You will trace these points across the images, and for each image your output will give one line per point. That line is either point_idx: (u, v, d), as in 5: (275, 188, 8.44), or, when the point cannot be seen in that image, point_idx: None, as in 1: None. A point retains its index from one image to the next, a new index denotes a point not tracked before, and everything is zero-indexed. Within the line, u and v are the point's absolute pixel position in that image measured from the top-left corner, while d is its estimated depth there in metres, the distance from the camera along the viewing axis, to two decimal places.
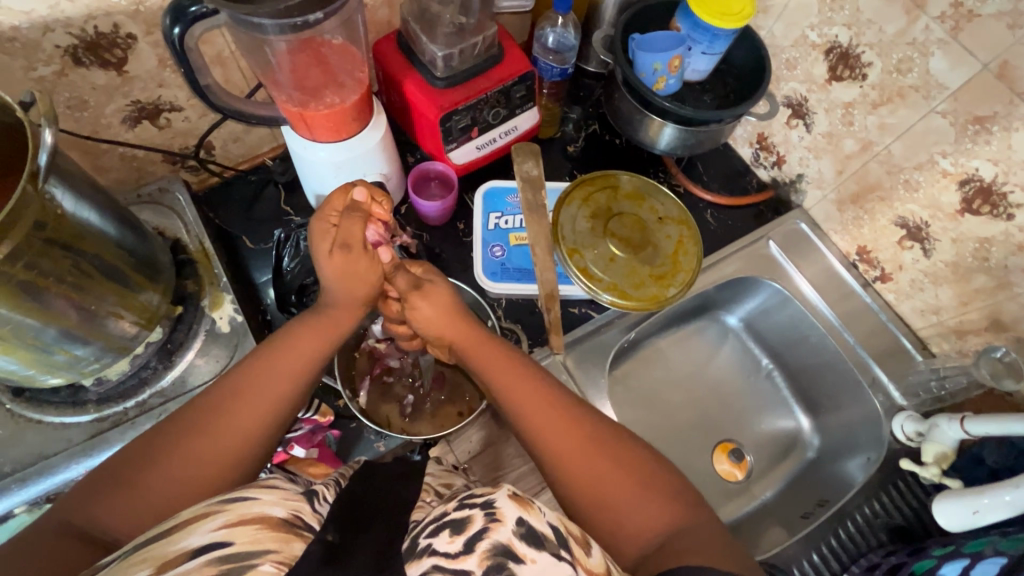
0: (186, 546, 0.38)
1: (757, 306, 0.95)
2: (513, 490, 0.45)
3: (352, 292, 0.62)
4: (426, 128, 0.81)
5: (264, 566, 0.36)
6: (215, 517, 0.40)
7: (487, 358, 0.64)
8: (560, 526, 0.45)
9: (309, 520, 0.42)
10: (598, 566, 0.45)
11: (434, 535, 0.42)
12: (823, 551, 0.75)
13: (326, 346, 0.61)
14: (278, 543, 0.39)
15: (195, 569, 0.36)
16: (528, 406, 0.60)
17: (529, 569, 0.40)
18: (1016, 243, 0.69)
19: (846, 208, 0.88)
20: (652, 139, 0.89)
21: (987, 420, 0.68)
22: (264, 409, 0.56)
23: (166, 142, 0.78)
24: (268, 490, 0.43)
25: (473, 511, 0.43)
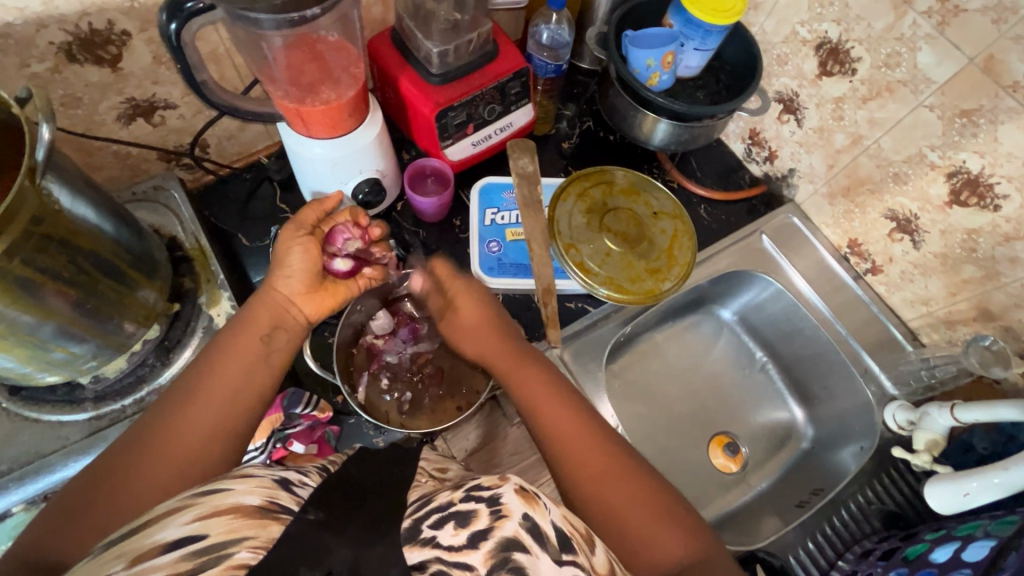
0: (158, 539, 0.38)
1: (751, 300, 0.97)
2: (520, 484, 0.44)
3: (272, 286, 0.66)
4: (422, 125, 0.81)
5: (241, 553, 0.37)
6: (189, 510, 0.40)
7: (522, 376, 0.68)
8: (564, 526, 0.44)
9: (286, 503, 0.43)
10: (603, 565, 0.45)
11: (437, 526, 0.42)
12: (817, 539, 0.76)
13: (244, 360, 0.60)
14: (254, 530, 0.39)
15: (171, 564, 0.36)
16: (560, 426, 0.62)
17: (536, 566, 0.40)
18: (1003, 234, 0.71)
19: (837, 201, 0.89)
20: (645, 135, 0.90)
21: (976, 408, 0.69)
22: (222, 408, 0.56)
23: (160, 140, 0.78)
24: (241, 479, 0.44)
25: (479, 506, 0.43)
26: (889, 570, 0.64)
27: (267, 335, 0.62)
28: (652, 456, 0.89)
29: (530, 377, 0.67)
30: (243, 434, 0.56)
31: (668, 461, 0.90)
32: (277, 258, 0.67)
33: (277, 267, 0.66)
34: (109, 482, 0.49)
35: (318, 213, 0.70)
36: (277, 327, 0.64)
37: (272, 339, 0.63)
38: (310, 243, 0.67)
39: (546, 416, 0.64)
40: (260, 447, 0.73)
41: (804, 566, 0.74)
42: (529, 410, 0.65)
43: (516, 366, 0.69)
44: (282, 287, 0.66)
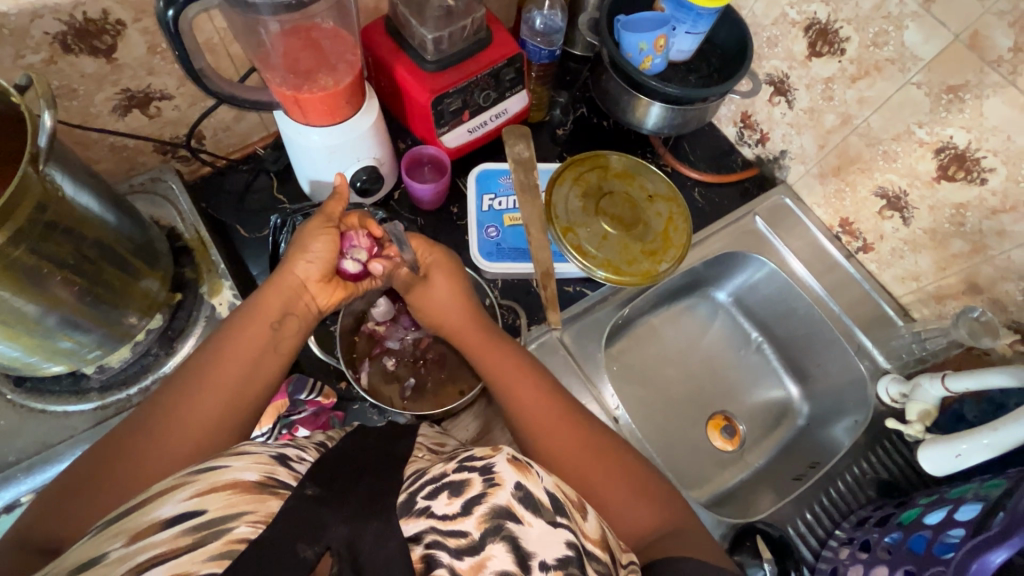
0: (156, 516, 0.39)
1: (745, 281, 0.98)
2: (512, 455, 0.46)
3: (290, 269, 0.64)
4: (419, 113, 0.82)
5: (241, 528, 0.38)
6: (185, 488, 0.41)
7: (502, 365, 0.67)
8: (557, 493, 0.46)
9: (285, 478, 0.44)
10: (594, 531, 0.47)
11: (432, 497, 0.43)
12: (815, 510, 0.78)
13: (254, 346, 0.60)
14: (253, 505, 0.40)
15: (170, 540, 0.37)
16: (534, 409, 0.63)
17: (527, 532, 0.42)
18: (990, 207, 0.72)
19: (828, 181, 0.91)
20: (639, 119, 0.91)
21: (966, 376, 0.71)
22: (223, 393, 0.56)
23: (156, 132, 0.78)
24: (238, 456, 0.44)
25: (472, 475, 0.44)
26: (884, 535, 0.66)
27: (278, 322, 0.62)
28: (650, 436, 0.91)
29: (499, 359, 0.68)
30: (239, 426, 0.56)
31: (667, 440, 0.91)
32: (298, 242, 0.66)
33: (297, 250, 0.65)
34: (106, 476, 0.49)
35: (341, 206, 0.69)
36: (288, 313, 0.63)
37: (280, 327, 0.62)
38: (336, 237, 0.66)
39: (527, 405, 0.64)
40: (266, 433, 0.73)
41: (803, 538, 0.76)
42: (501, 394, 0.66)
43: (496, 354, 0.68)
44: (299, 272, 0.65)
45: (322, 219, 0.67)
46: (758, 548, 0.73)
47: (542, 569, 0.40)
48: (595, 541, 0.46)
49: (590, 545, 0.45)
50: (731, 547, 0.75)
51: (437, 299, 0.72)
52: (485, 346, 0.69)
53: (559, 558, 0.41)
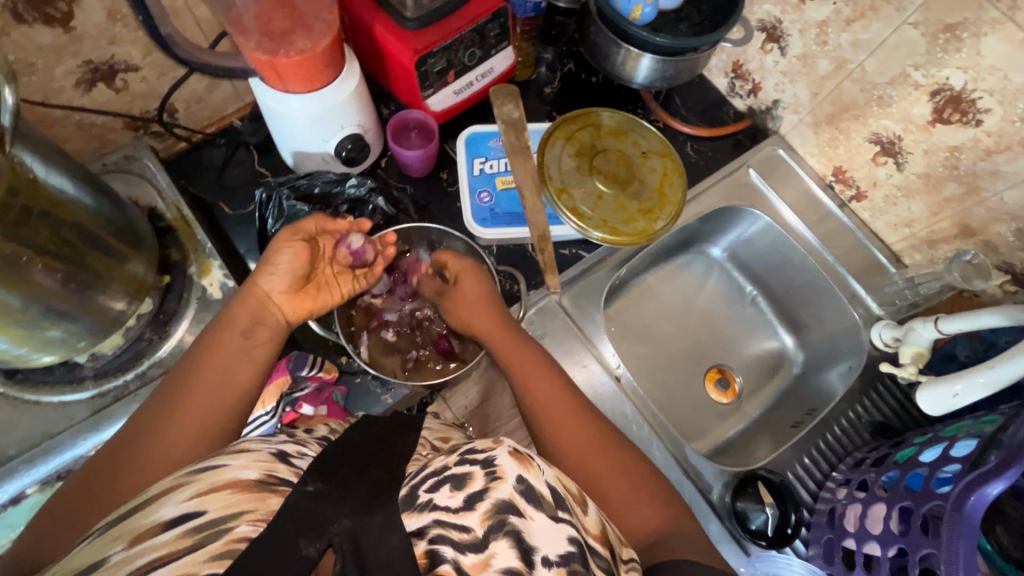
0: (158, 518, 0.39)
1: (739, 236, 0.98)
2: (513, 447, 0.46)
3: (255, 282, 0.62)
4: (402, 75, 0.78)
5: (242, 527, 0.38)
6: (187, 487, 0.41)
7: (517, 359, 0.68)
8: (558, 486, 0.46)
9: (285, 475, 0.44)
10: (594, 525, 0.47)
11: (434, 489, 0.43)
12: (812, 455, 0.80)
13: (229, 358, 0.58)
14: (254, 503, 0.40)
15: (169, 543, 0.38)
16: (549, 403, 0.64)
17: (530, 525, 0.41)
18: (984, 148, 0.72)
19: (821, 129, 0.89)
20: (629, 73, 0.88)
21: (958, 318, 0.72)
22: (206, 410, 0.54)
23: (125, 106, 0.74)
24: (237, 454, 0.44)
25: (473, 468, 0.44)
26: (882, 474, 0.68)
27: (250, 330, 0.60)
28: (649, 393, 0.92)
29: (525, 353, 0.68)
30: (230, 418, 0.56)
31: (666, 395, 0.93)
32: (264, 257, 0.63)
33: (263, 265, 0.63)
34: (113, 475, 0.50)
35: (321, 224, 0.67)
36: (259, 323, 0.61)
37: (251, 336, 0.60)
38: (302, 249, 0.63)
39: (538, 397, 0.64)
40: (270, 412, 0.72)
41: (802, 481, 0.79)
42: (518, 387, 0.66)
43: (514, 348, 0.69)
44: (265, 285, 0.62)
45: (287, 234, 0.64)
46: (760, 494, 0.75)
47: (545, 565, 0.40)
48: (596, 536, 0.46)
49: (593, 540, 0.45)
50: (734, 494, 0.77)
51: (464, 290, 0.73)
52: (502, 338, 0.70)
53: (561, 554, 0.41)
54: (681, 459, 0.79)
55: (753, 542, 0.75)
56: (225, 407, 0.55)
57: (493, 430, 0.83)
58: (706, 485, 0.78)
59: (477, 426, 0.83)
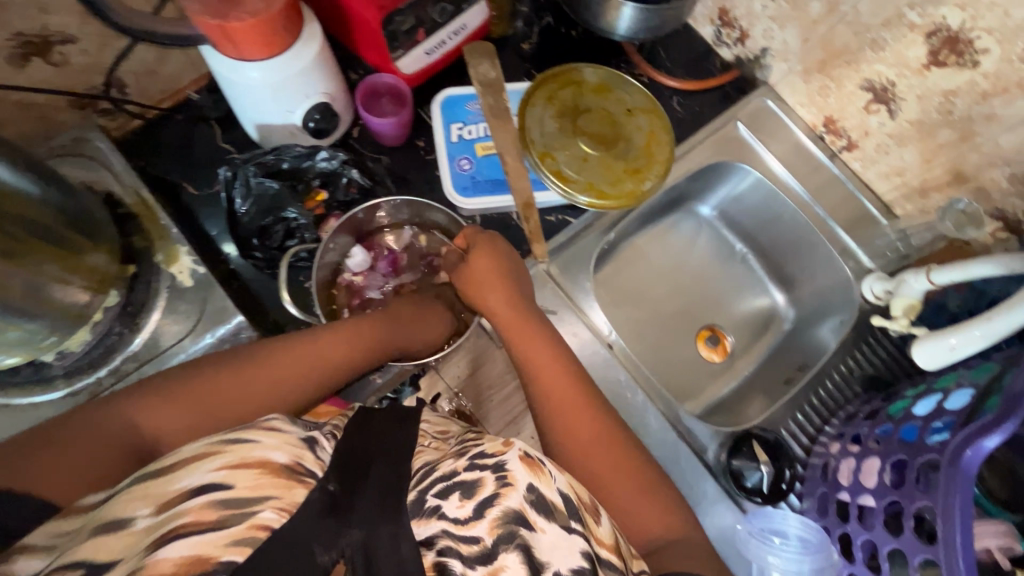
0: (183, 486, 0.38)
1: (728, 193, 0.96)
2: (525, 451, 0.44)
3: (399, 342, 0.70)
4: (368, 35, 0.73)
5: (265, 513, 0.37)
6: (214, 458, 0.39)
7: (527, 346, 0.66)
8: (571, 495, 0.45)
9: (312, 466, 0.41)
10: (608, 535, 0.46)
11: (443, 496, 0.42)
12: (805, 410, 0.81)
13: (335, 368, 0.62)
14: (280, 490, 0.38)
15: (196, 510, 0.36)
16: (561, 395, 0.63)
17: (540, 538, 0.40)
18: (980, 92, 0.69)
19: (812, 78, 0.86)
20: (611, 25, 0.83)
21: (951, 269, 0.71)
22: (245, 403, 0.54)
23: (68, 83, 0.68)
24: (270, 432, 0.42)
25: (484, 473, 0.43)
26: (876, 427, 0.68)
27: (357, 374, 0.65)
28: (642, 356, 0.92)
29: (538, 342, 0.67)
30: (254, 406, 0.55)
31: (658, 359, 0.92)
32: (416, 316, 0.73)
33: (412, 321, 0.72)
34: (100, 429, 0.47)
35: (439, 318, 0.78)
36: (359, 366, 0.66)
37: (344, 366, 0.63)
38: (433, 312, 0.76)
39: (543, 385, 0.64)
40: None
41: (795, 437, 0.80)
42: (530, 377, 0.65)
43: (526, 337, 0.67)
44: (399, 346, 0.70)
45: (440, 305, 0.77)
46: (755, 452, 0.76)
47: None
48: (609, 547, 0.45)
49: (604, 551, 0.44)
50: (729, 453, 0.77)
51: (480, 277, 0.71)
52: (515, 325, 0.68)
53: (572, 568, 0.40)
54: (675, 421, 0.80)
55: (748, 498, 0.75)
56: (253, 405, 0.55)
57: (486, 396, 0.82)
58: (700, 446, 0.79)
59: (471, 397, 0.81)
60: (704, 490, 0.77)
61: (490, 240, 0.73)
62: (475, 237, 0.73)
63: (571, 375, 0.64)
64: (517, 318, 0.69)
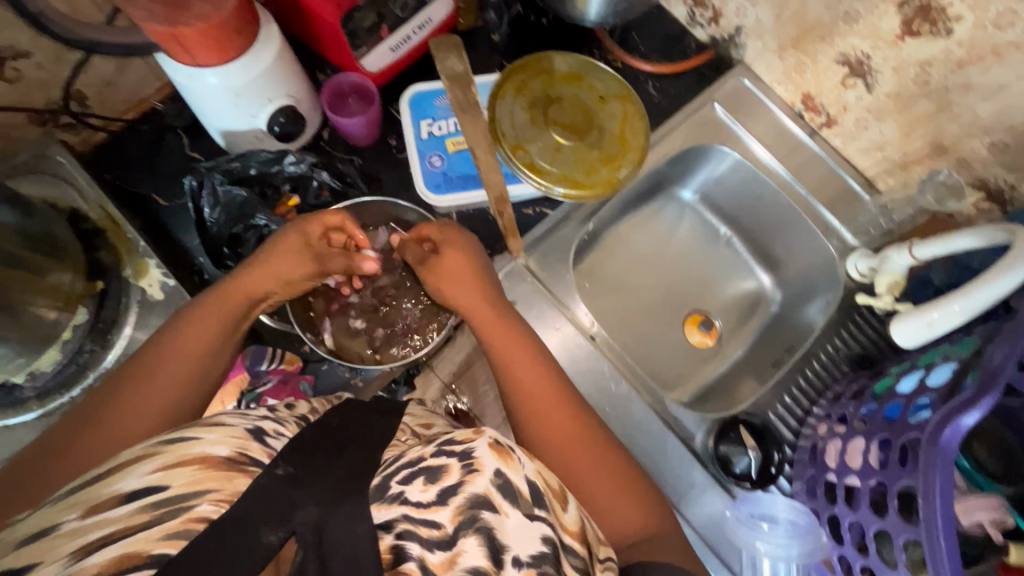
0: (118, 489, 0.37)
1: (709, 176, 0.94)
2: (494, 438, 0.44)
3: (261, 282, 0.62)
4: (328, 34, 0.72)
5: (202, 506, 0.37)
6: (151, 460, 0.39)
7: (502, 343, 0.65)
8: (538, 481, 0.45)
9: (257, 455, 0.42)
10: (573, 522, 0.46)
11: (406, 482, 0.42)
12: (793, 393, 0.80)
13: (212, 336, 0.58)
14: (219, 483, 0.38)
15: (126, 518, 0.36)
16: (536, 395, 0.62)
17: (504, 523, 0.40)
18: (955, 60, 0.68)
19: (787, 54, 0.84)
20: (579, 11, 0.81)
21: (933, 243, 0.70)
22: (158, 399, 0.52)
23: (25, 98, 0.67)
24: (210, 428, 0.42)
25: (450, 460, 0.42)
26: (861, 407, 0.68)
27: (234, 329, 0.60)
28: (628, 346, 0.91)
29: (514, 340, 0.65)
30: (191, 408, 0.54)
31: (646, 348, 0.92)
32: (272, 250, 0.64)
33: (269, 256, 0.63)
34: (56, 450, 0.47)
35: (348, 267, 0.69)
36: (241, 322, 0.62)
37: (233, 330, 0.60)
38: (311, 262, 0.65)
39: (525, 385, 0.62)
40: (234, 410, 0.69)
41: (783, 420, 0.79)
42: (505, 374, 0.64)
43: (503, 335, 0.65)
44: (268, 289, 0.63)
45: (295, 234, 0.65)
46: (743, 437, 0.75)
47: (516, 564, 0.39)
48: (574, 534, 0.46)
49: (569, 538, 0.44)
50: (716, 439, 0.76)
51: (450, 276, 0.68)
52: (494, 324, 0.66)
53: (534, 555, 0.40)
54: (661, 410, 0.79)
55: (736, 484, 0.75)
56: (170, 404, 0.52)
57: (485, 389, 0.82)
58: (688, 434, 0.78)
59: (467, 392, 0.81)
60: (691, 477, 0.77)
61: (457, 232, 0.71)
62: (445, 230, 0.71)
63: (549, 374, 0.63)
64: (497, 317, 0.67)
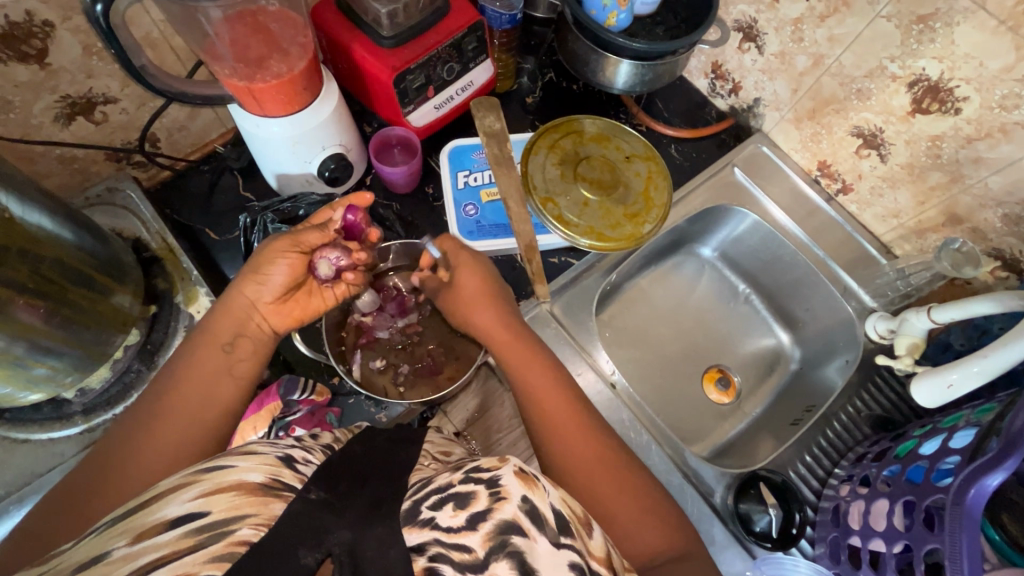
0: (162, 516, 0.38)
1: (728, 235, 0.98)
2: (519, 466, 0.45)
3: (239, 288, 0.60)
4: (382, 94, 0.79)
5: (243, 531, 0.37)
6: (192, 487, 0.40)
7: (523, 361, 0.66)
8: (563, 509, 0.46)
9: (290, 480, 0.42)
10: (599, 549, 0.46)
11: (437, 508, 0.43)
12: (814, 452, 0.80)
13: (212, 366, 0.57)
14: (256, 507, 0.39)
15: (172, 542, 0.36)
16: (558, 417, 0.62)
17: (535, 548, 0.40)
18: (965, 136, 0.72)
19: (803, 125, 0.90)
20: (609, 79, 0.88)
21: (951, 307, 0.72)
22: (183, 429, 0.53)
23: (106, 139, 0.74)
24: (244, 456, 0.43)
25: (478, 488, 0.43)
26: (884, 468, 0.67)
27: (231, 345, 0.59)
28: (648, 397, 0.92)
29: (532, 361, 0.66)
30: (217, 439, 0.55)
31: (666, 400, 0.92)
32: (245, 264, 0.62)
33: (242, 274, 0.61)
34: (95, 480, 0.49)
35: (323, 236, 0.62)
36: (237, 335, 0.60)
37: (234, 349, 0.59)
38: (299, 262, 0.61)
39: (545, 410, 0.63)
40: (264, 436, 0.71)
41: (805, 480, 0.78)
42: (525, 397, 0.64)
43: (524, 355, 0.67)
44: (252, 293, 0.60)
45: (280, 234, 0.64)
46: (762, 495, 0.74)
47: None
48: (599, 559, 0.45)
49: (596, 563, 0.44)
50: (735, 496, 0.76)
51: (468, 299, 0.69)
52: (513, 344, 0.67)
53: None
54: (681, 463, 0.79)
55: (757, 544, 0.74)
56: (210, 422, 0.54)
57: (495, 438, 0.85)
58: (708, 489, 0.78)
59: (479, 438, 0.84)
60: (713, 535, 0.75)
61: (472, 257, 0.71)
62: (459, 252, 0.70)
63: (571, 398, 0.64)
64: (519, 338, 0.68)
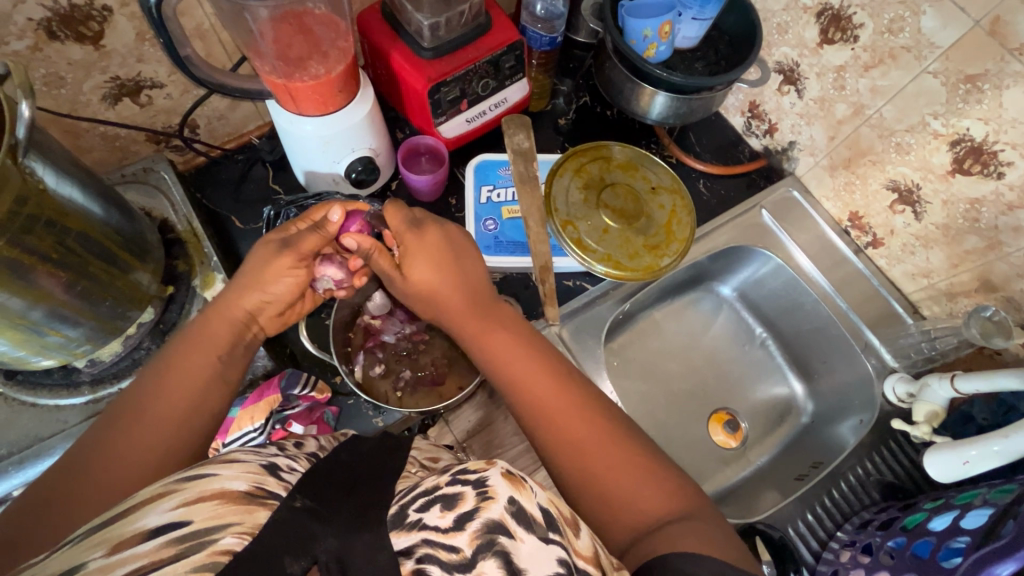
0: (141, 526, 0.37)
1: (750, 275, 0.96)
2: (506, 467, 0.44)
3: (237, 300, 0.60)
4: (416, 102, 0.80)
5: (225, 540, 0.36)
6: (172, 496, 0.39)
7: (493, 343, 0.62)
8: (551, 509, 0.44)
9: (274, 488, 0.42)
10: (586, 548, 0.45)
11: (424, 509, 0.42)
12: (817, 511, 0.76)
13: (207, 372, 0.55)
14: (239, 516, 0.38)
15: (152, 552, 0.36)
16: (537, 387, 0.59)
17: (520, 547, 0.39)
18: (1006, 203, 0.70)
19: (838, 173, 0.88)
20: (643, 109, 0.88)
21: (976, 377, 0.69)
22: (168, 429, 0.51)
23: (148, 121, 0.77)
24: (225, 465, 0.42)
25: (465, 488, 0.42)
26: (888, 538, 0.65)
27: (229, 352, 0.58)
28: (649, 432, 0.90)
29: (504, 338, 0.63)
30: (203, 433, 0.53)
31: (666, 438, 0.90)
32: (241, 274, 0.61)
33: (239, 284, 0.60)
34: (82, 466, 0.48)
35: (321, 241, 0.64)
36: (237, 343, 0.59)
37: (229, 357, 0.58)
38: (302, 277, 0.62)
39: (536, 394, 0.58)
40: (260, 428, 0.72)
41: (804, 538, 0.75)
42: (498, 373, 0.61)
43: (493, 339, 0.63)
44: (249, 305, 0.60)
45: (271, 239, 0.63)
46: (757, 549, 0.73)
47: None
48: (587, 559, 0.44)
49: (582, 562, 0.43)
50: None
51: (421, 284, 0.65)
52: (481, 329, 0.64)
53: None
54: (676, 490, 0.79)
55: None
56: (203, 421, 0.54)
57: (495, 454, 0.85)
58: None
59: (478, 450, 0.85)
60: None
61: (419, 237, 0.65)
62: (404, 233, 0.65)
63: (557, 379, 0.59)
64: (483, 319, 0.64)
